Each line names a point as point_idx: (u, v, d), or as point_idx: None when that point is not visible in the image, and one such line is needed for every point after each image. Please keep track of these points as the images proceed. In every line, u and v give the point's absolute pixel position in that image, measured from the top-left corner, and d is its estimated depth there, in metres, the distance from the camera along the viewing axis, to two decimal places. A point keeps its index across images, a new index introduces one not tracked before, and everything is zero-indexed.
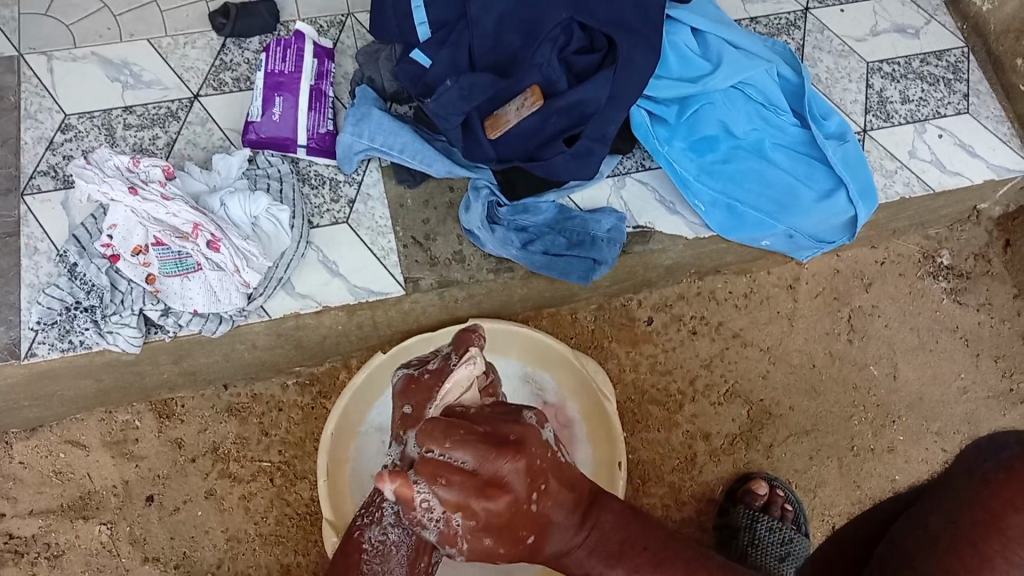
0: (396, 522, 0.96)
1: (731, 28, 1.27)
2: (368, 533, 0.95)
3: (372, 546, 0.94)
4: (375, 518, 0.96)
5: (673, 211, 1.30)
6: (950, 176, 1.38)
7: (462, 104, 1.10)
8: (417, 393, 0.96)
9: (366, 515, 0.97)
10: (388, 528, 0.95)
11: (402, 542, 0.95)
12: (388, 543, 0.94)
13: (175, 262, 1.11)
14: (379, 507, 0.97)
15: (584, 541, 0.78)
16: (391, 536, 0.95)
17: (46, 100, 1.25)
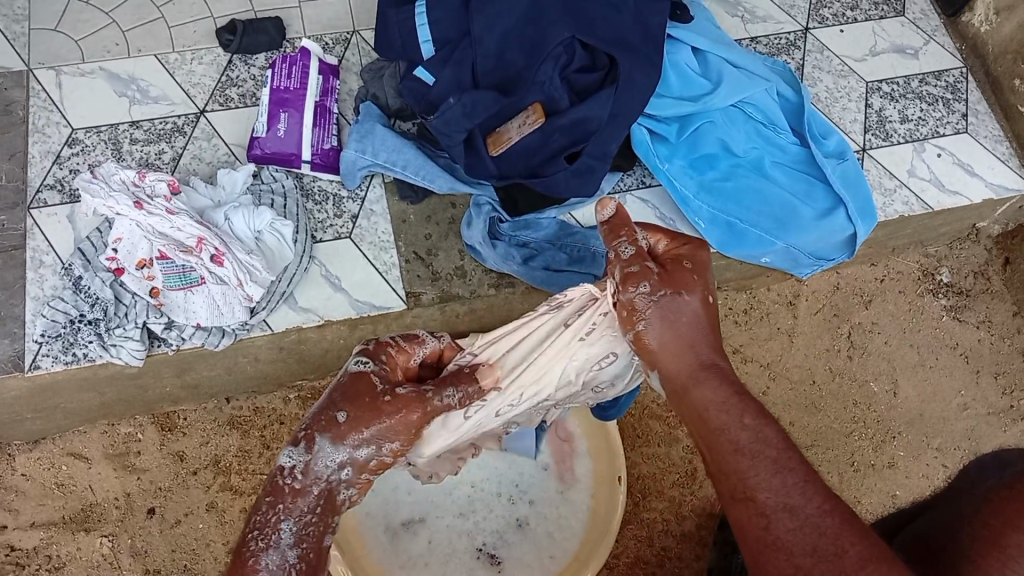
0: (299, 543, 0.71)
1: (731, 47, 1.28)
2: (264, 557, 0.69)
3: (270, 572, 0.68)
4: (273, 538, 0.70)
5: (673, 228, 1.32)
6: (949, 194, 1.39)
7: (465, 121, 1.12)
8: (354, 400, 0.74)
9: (259, 538, 0.70)
10: (290, 550, 0.70)
11: (307, 571, 0.70)
12: (289, 569, 0.69)
13: (179, 276, 1.12)
14: (277, 526, 0.70)
15: (730, 417, 0.70)
16: (294, 557, 0.70)
17: (55, 115, 1.26)
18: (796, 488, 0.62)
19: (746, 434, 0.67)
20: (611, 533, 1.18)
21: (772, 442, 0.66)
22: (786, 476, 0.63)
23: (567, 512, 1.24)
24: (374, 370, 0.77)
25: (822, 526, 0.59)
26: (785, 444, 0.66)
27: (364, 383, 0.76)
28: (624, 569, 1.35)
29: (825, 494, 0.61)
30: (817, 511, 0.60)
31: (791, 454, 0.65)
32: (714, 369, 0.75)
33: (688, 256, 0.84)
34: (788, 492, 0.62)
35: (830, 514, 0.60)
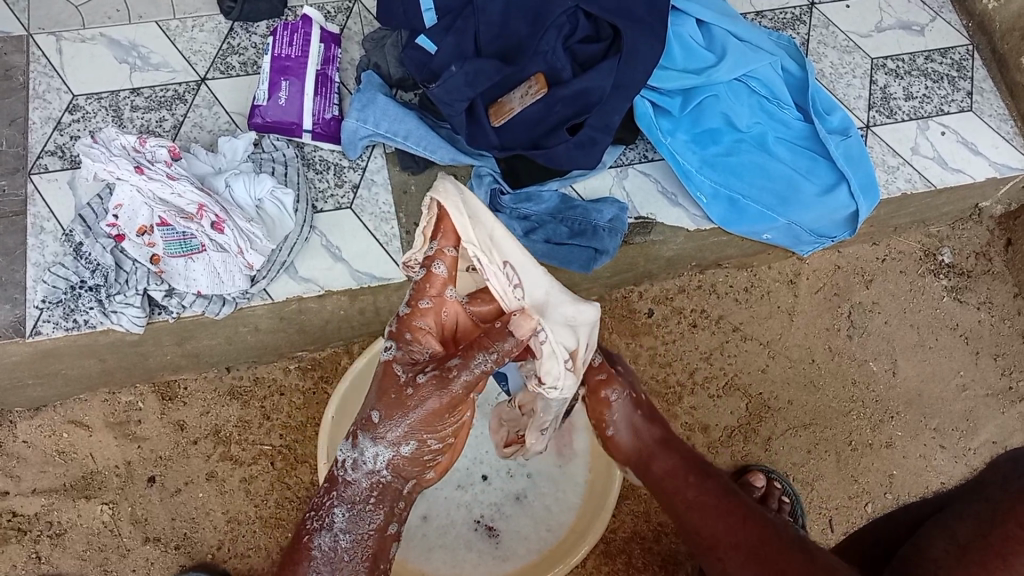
0: (350, 526, 0.83)
1: (736, 20, 1.27)
2: (317, 537, 0.82)
3: (324, 552, 0.81)
4: (327, 521, 0.83)
5: (675, 203, 1.31)
6: (953, 173, 1.38)
7: (467, 91, 1.10)
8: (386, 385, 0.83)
9: (315, 519, 0.83)
10: (342, 533, 0.82)
11: (359, 550, 0.82)
12: (339, 550, 0.81)
13: (179, 243, 1.11)
14: (330, 511, 0.83)
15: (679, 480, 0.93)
16: (345, 541, 0.82)
17: (55, 81, 1.26)
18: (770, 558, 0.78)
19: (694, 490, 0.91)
20: (606, 506, 1.18)
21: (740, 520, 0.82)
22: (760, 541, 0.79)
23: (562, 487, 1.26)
24: (399, 359, 0.84)
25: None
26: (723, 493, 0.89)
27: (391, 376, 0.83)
28: (621, 542, 1.36)
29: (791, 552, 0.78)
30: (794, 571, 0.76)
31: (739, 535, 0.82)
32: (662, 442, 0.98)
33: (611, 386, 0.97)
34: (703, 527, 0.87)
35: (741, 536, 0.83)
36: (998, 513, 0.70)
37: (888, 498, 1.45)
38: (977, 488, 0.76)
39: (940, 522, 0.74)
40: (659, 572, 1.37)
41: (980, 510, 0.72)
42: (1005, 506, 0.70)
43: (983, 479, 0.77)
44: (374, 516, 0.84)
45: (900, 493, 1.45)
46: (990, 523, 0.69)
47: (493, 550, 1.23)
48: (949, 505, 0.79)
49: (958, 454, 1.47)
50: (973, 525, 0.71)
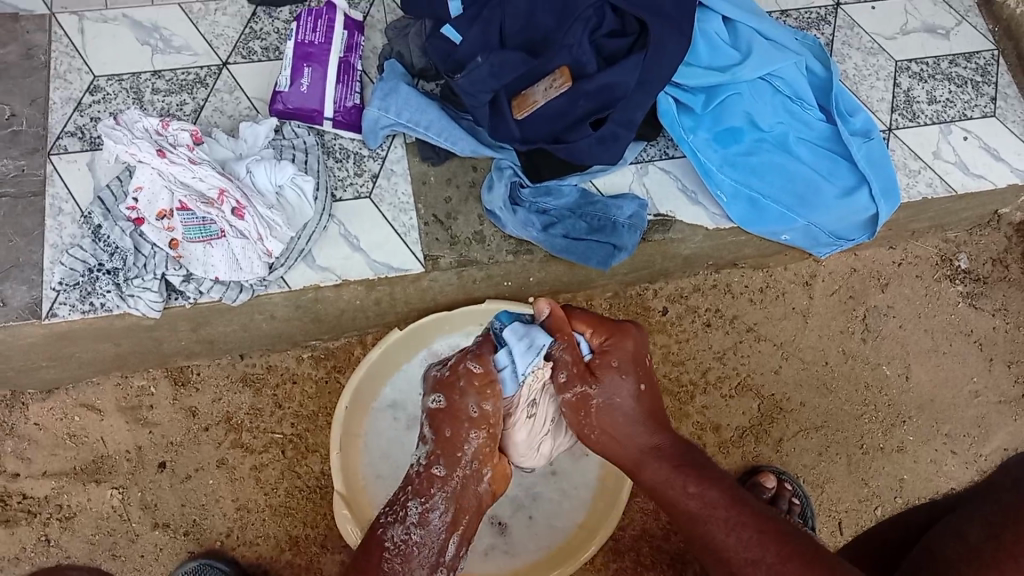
0: (420, 519, 0.92)
1: (762, 18, 1.26)
2: (391, 530, 0.92)
3: (395, 543, 0.91)
4: (400, 516, 0.93)
5: (695, 201, 1.30)
6: (973, 178, 1.38)
7: (491, 81, 1.11)
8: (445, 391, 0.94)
9: (389, 513, 0.93)
10: (411, 525, 0.92)
11: (426, 543, 0.92)
12: (409, 543, 0.91)
13: (199, 228, 1.11)
14: (404, 506, 0.93)
15: (678, 488, 0.87)
16: (414, 534, 0.92)
17: (77, 61, 1.26)
18: (751, 542, 0.79)
19: (698, 500, 0.85)
20: (617, 507, 1.20)
21: (717, 503, 0.84)
22: (744, 532, 0.80)
23: (575, 486, 1.27)
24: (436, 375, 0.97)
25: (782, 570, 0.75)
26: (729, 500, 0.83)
27: (457, 400, 0.94)
28: (629, 540, 1.36)
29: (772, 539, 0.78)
30: (775, 559, 0.76)
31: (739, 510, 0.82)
32: (655, 447, 0.91)
33: (615, 347, 0.94)
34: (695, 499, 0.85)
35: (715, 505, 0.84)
36: (1008, 515, 0.69)
37: (898, 502, 1.45)
38: (989, 491, 0.75)
39: (953, 523, 0.74)
40: (667, 569, 1.36)
41: (990, 512, 0.71)
42: (1015, 510, 0.69)
43: (993, 480, 0.76)
44: (442, 515, 0.93)
45: (910, 497, 1.45)
46: (1001, 526, 0.69)
47: (504, 545, 1.24)
48: (961, 505, 0.79)
49: (970, 460, 1.47)
50: (983, 526, 0.70)
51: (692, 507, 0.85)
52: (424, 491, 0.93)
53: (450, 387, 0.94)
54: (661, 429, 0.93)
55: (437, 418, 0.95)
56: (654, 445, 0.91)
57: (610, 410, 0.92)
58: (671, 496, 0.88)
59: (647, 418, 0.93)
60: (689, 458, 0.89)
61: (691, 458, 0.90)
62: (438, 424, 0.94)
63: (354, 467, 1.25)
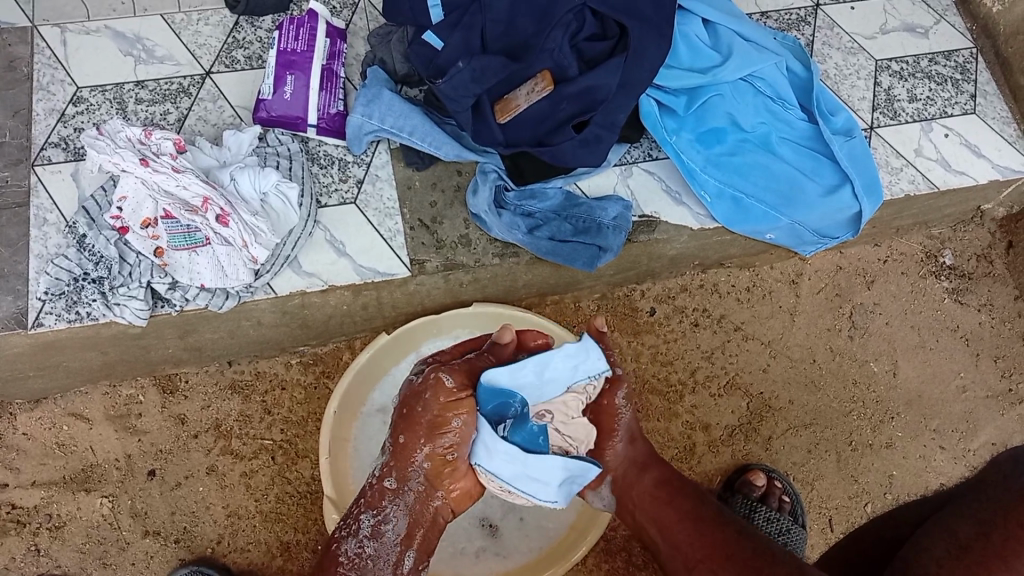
0: (374, 532, 0.97)
1: (741, 20, 1.27)
2: (345, 544, 0.96)
3: (350, 558, 0.96)
4: (356, 528, 0.97)
5: (679, 202, 1.31)
6: (956, 175, 1.39)
7: (472, 87, 1.11)
8: (409, 402, 0.96)
9: (344, 527, 0.98)
10: (365, 538, 0.97)
11: (381, 555, 0.96)
12: (364, 556, 0.96)
13: (183, 235, 1.12)
14: (359, 519, 0.98)
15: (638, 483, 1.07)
16: (369, 547, 0.96)
17: (59, 73, 1.26)
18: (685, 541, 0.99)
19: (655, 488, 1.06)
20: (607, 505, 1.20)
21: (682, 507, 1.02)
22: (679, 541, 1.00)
23: None
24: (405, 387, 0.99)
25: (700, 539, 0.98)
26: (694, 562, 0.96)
27: (417, 413, 0.95)
28: (621, 540, 1.36)
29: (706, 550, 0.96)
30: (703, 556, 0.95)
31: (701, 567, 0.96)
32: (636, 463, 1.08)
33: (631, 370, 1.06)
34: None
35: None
36: (999, 513, 0.72)
37: (887, 498, 1.45)
38: (978, 487, 0.77)
39: (943, 519, 0.76)
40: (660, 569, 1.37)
41: (980, 510, 0.73)
42: (1004, 507, 0.72)
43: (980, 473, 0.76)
44: (397, 526, 0.98)
45: (899, 493, 1.46)
46: (991, 524, 0.71)
47: (495, 548, 1.24)
48: (951, 501, 0.79)
49: (958, 455, 1.48)
50: None
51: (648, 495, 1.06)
52: (377, 504, 0.98)
53: (416, 396, 0.96)
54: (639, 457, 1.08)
55: (396, 425, 0.98)
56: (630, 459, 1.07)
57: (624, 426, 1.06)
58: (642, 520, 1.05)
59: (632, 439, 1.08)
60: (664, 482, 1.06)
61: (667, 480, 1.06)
62: (394, 431, 0.98)
63: (343, 473, 1.25)
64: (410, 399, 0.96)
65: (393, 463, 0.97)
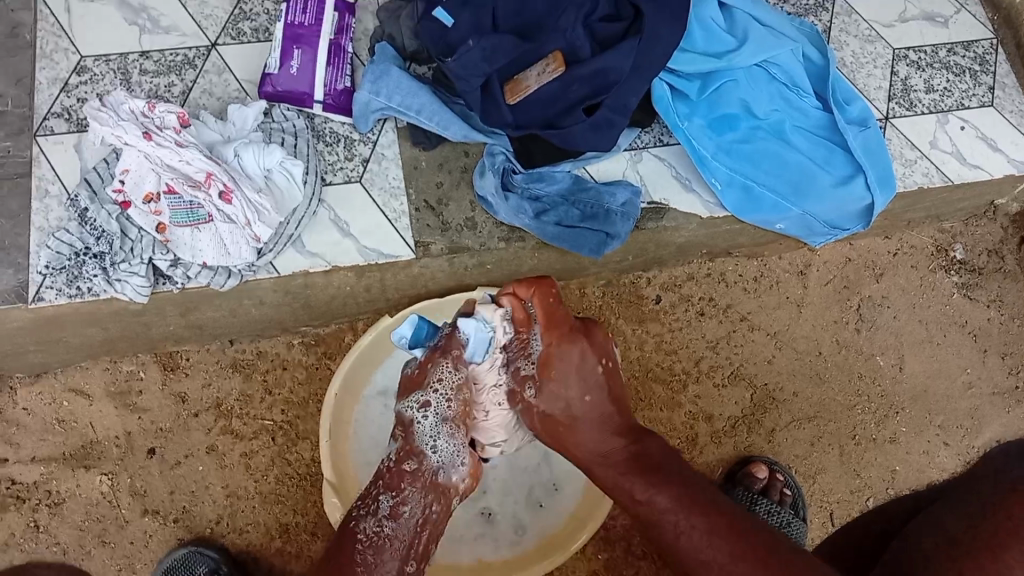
0: (393, 514, 0.93)
1: (758, 4, 1.25)
2: (363, 522, 0.92)
3: (368, 535, 0.91)
4: (373, 508, 0.93)
5: (689, 189, 1.29)
6: (970, 168, 1.36)
7: (483, 66, 1.09)
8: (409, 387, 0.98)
9: (362, 507, 0.94)
10: (383, 518, 0.92)
11: (399, 536, 0.92)
12: (382, 535, 0.91)
13: (186, 212, 1.10)
14: (377, 498, 0.94)
15: (630, 488, 0.87)
16: (387, 527, 0.92)
17: (63, 41, 1.24)
18: (703, 543, 0.79)
19: (647, 505, 0.84)
20: (610, 494, 1.19)
21: (665, 506, 0.83)
22: (658, 499, 0.84)
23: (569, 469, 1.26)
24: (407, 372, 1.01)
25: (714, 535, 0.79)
26: (675, 500, 0.83)
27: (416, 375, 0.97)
28: (620, 529, 1.36)
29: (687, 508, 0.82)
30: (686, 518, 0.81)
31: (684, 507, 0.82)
32: (611, 427, 0.93)
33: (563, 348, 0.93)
34: (702, 549, 0.79)
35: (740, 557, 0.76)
36: (988, 506, 0.68)
37: (888, 493, 1.45)
38: (970, 481, 0.73)
39: (933, 512, 0.72)
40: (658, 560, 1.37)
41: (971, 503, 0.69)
42: (995, 498, 0.68)
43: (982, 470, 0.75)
44: (415, 509, 0.94)
45: (901, 488, 1.45)
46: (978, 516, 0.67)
47: (494, 534, 1.23)
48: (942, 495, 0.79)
49: (961, 452, 1.47)
50: (960, 518, 0.69)
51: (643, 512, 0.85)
52: (394, 484, 0.95)
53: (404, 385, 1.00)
54: (616, 425, 0.94)
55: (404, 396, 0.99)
56: (608, 446, 0.91)
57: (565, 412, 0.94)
58: (627, 498, 0.87)
59: (601, 412, 0.94)
60: (642, 458, 0.89)
61: (645, 458, 0.89)
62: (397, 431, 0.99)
63: (343, 453, 1.24)
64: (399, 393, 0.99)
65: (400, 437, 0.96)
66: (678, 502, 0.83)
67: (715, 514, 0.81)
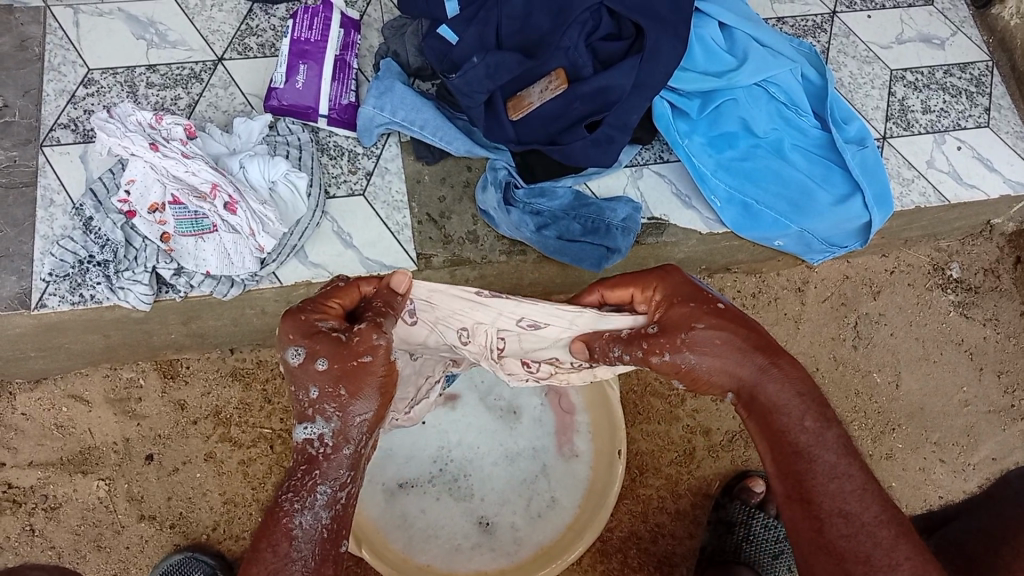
0: (332, 504, 0.74)
1: (759, 24, 1.26)
2: (299, 518, 0.72)
3: (306, 531, 0.73)
4: (308, 501, 0.73)
5: (689, 206, 1.30)
6: (967, 188, 1.38)
7: (487, 83, 1.10)
8: (327, 345, 0.73)
9: (292, 500, 0.73)
10: (322, 509, 0.73)
11: (341, 528, 0.75)
12: (323, 528, 0.73)
13: (191, 221, 1.11)
14: (313, 491, 0.73)
15: (792, 416, 0.72)
16: (325, 517, 0.73)
17: (71, 54, 1.25)
18: (854, 496, 0.68)
19: (807, 458, 0.70)
20: (606, 505, 1.18)
21: (834, 449, 0.70)
22: (800, 433, 0.71)
23: (570, 481, 1.25)
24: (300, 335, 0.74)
25: (876, 536, 0.66)
26: (845, 451, 0.70)
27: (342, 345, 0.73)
28: (617, 542, 1.37)
29: (854, 483, 0.68)
30: (874, 521, 0.67)
31: (853, 460, 0.69)
32: (769, 371, 0.73)
33: (667, 303, 0.80)
34: (849, 500, 0.67)
35: (886, 525, 0.66)
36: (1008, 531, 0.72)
37: None
38: (989, 504, 0.78)
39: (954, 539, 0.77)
40: (654, 572, 1.37)
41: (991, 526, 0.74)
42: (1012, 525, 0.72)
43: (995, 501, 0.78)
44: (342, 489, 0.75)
45: (897, 505, 1.46)
46: (1000, 539, 0.72)
47: (490, 545, 1.22)
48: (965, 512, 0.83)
49: (957, 469, 1.47)
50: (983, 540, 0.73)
51: (800, 460, 0.70)
52: (328, 469, 0.74)
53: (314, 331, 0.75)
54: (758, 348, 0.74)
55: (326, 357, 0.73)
56: (778, 403, 0.72)
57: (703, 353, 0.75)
58: (781, 445, 0.71)
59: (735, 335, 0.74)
60: (813, 399, 0.72)
61: (809, 408, 0.72)
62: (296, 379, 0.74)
63: None
64: (314, 338, 0.74)
65: (324, 390, 0.73)
66: (837, 452, 0.69)
67: (868, 496, 0.68)
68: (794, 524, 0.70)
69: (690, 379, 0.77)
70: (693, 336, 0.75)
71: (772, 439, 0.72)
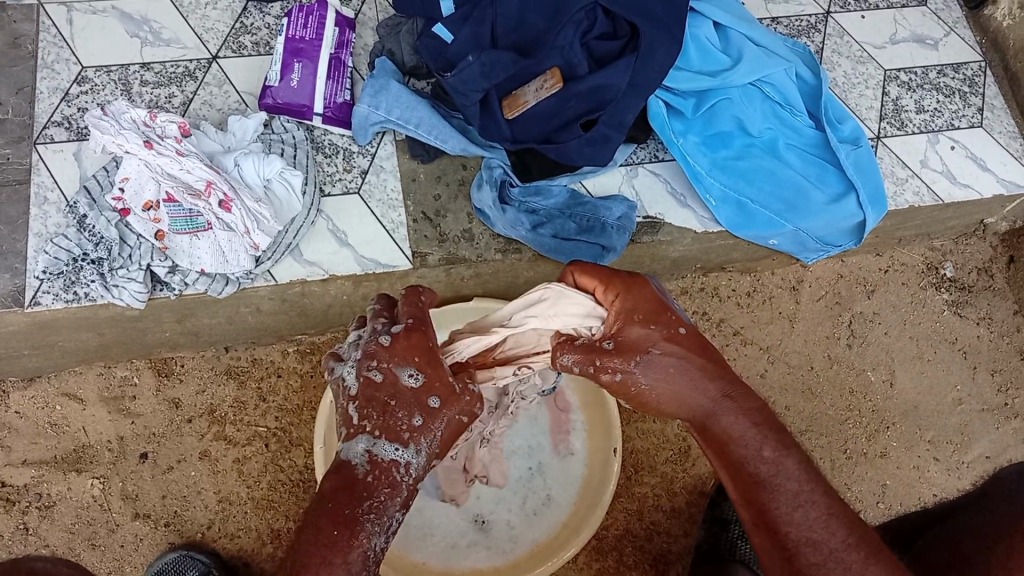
0: (395, 530, 0.74)
1: (753, 24, 1.27)
2: (376, 541, 0.70)
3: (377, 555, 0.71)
4: (384, 523, 0.72)
5: (684, 205, 1.30)
6: (961, 188, 1.39)
7: (482, 82, 1.10)
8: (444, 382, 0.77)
9: (374, 521, 0.71)
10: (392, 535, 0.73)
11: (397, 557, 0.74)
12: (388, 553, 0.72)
13: (185, 219, 1.11)
14: (393, 516, 0.73)
15: (752, 448, 0.76)
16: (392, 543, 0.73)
17: (64, 51, 1.24)
18: (819, 522, 0.73)
19: (772, 490, 0.74)
20: (600, 505, 1.18)
21: (795, 477, 0.74)
22: (762, 464, 0.75)
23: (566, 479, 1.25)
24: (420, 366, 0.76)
25: (843, 559, 0.71)
26: (806, 477, 0.75)
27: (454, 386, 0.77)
28: (613, 540, 1.37)
29: (819, 511, 0.73)
30: (840, 544, 0.72)
31: (814, 485, 0.74)
32: (728, 402, 0.78)
33: (623, 318, 0.79)
34: (815, 527, 0.73)
35: (853, 548, 0.72)
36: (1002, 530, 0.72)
37: (879, 508, 1.46)
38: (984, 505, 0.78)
39: (946, 536, 0.77)
40: (649, 569, 1.38)
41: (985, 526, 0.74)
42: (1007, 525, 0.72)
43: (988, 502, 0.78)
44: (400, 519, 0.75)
45: (892, 503, 1.46)
46: (994, 538, 0.72)
47: (486, 542, 1.23)
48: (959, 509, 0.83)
49: (951, 467, 1.48)
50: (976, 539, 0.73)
51: (765, 493, 0.74)
52: (407, 497, 0.74)
53: (436, 364, 0.77)
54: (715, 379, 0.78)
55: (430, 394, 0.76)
56: (739, 436, 0.76)
57: (658, 378, 0.77)
58: (745, 478, 0.75)
59: (692, 365, 0.77)
60: (771, 429, 0.77)
61: (768, 438, 0.76)
62: (401, 400, 0.75)
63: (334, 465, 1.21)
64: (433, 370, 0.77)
65: (426, 422, 0.75)
66: (800, 481, 0.74)
67: (833, 520, 0.73)
68: (762, 546, 0.76)
69: (646, 403, 0.79)
70: (648, 362, 0.77)
71: (734, 472, 0.76)
